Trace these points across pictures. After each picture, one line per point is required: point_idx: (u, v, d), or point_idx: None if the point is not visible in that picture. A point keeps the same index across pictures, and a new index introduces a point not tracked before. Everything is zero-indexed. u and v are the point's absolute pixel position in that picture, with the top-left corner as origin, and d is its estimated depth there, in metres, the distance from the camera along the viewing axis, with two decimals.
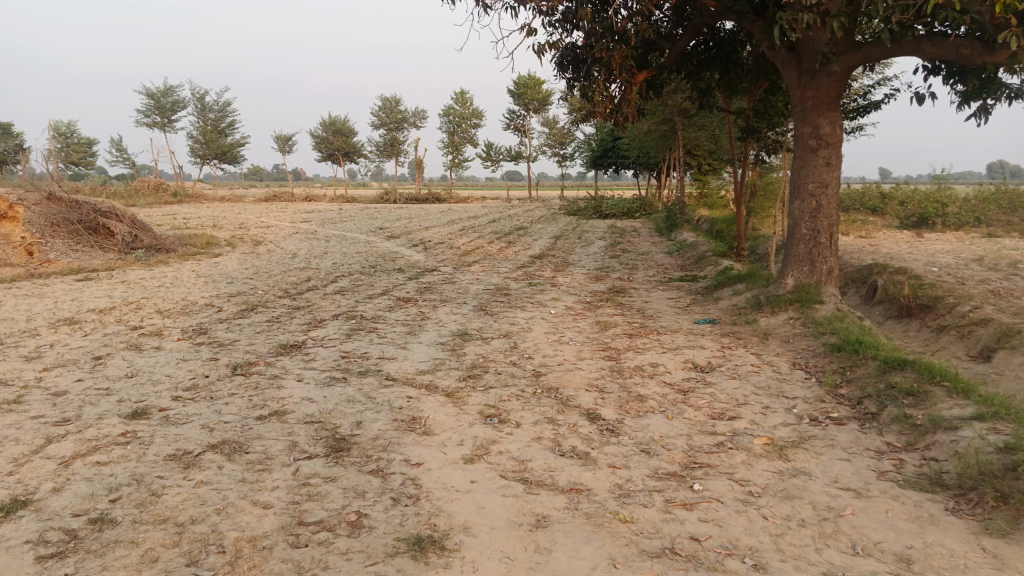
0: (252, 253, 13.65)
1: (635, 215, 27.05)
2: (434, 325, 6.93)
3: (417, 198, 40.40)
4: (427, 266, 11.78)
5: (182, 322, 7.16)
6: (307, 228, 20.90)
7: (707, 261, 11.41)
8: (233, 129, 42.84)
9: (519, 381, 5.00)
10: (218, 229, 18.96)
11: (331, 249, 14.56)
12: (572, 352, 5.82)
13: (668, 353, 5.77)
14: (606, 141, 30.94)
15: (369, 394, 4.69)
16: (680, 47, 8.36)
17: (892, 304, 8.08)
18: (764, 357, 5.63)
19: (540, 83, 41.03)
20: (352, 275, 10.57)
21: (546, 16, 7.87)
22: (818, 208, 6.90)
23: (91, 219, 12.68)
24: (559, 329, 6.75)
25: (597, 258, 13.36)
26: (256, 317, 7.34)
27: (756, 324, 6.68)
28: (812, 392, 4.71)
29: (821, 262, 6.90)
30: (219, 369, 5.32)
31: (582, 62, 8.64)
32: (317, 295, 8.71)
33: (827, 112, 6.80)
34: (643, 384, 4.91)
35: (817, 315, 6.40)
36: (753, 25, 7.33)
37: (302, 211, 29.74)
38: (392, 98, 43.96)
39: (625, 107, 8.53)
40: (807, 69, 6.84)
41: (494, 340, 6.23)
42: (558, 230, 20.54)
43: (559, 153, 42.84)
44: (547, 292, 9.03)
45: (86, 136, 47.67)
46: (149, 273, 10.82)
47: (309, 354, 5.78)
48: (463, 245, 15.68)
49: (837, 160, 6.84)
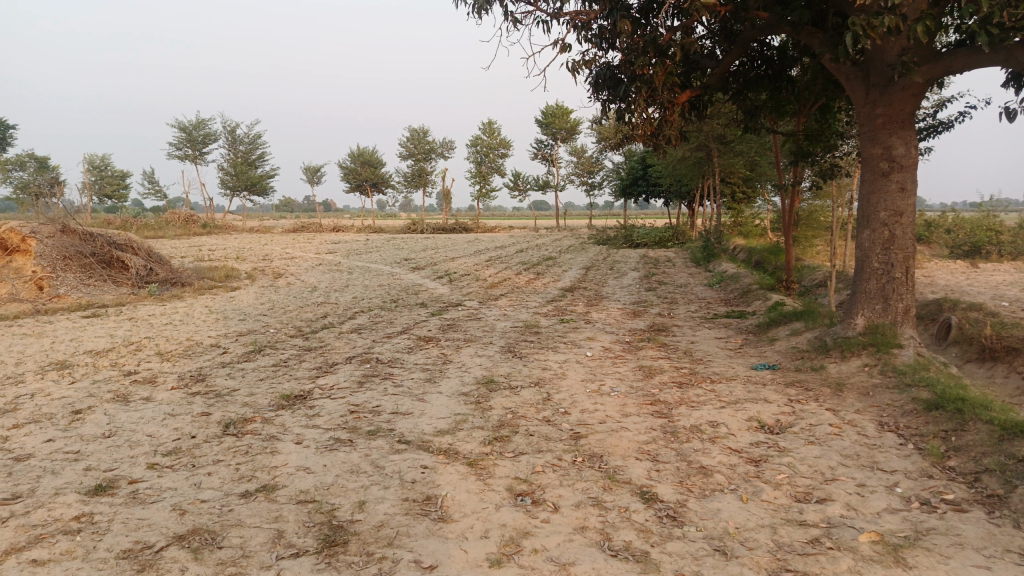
0: (271, 287, 13.10)
1: (667, 244, 26.24)
2: (457, 370, 6.17)
3: (444, 227, 40.00)
4: (452, 300, 11.10)
5: (182, 367, 6.51)
6: (331, 258, 20.42)
7: (754, 295, 10.57)
8: (263, 160, 43.08)
9: (555, 446, 4.21)
10: (241, 261, 18.58)
11: (353, 282, 14.00)
12: (615, 407, 5.02)
13: (728, 409, 4.93)
14: (636, 169, 30.26)
15: (376, 463, 3.94)
16: (727, 65, 7.63)
17: (971, 346, 7.15)
18: (844, 415, 4.77)
19: (567, 112, 40.66)
20: (371, 311, 9.92)
21: (581, 31, 7.22)
22: (891, 239, 6.06)
23: (105, 252, 12.30)
24: (598, 375, 5.97)
25: (632, 291, 12.61)
26: (263, 361, 6.67)
27: (824, 372, 5.83)
28: (914, 463, 3.85)
29: (896, 299, 6.03)
30: (210, 428, 4.62)
31: (620, 82, 7.94)
32: (332, 334, 8.02)
33: (901, 131, 6.00)
34: (704, 451, 4.10)
35: (897, 362, 5.54)
36: (811, 38, 6.61)
37: (329, 242, 29.47)
38: (419, 127, 43.86)
39: (666, 129, 7.81)
40: (875, 84, 6.09)
41: (525, 391, 5.46)
42: (589, 261, 19.75)
43: (587, 182, 42.26)
44: (582, 330, 8.27)
45: (120, 170, 48.33)
46: (160, 309, 10.29)
47: (313, 408, 5.05)
48: (490, 277, 15.02)
49: (912, 184, 6.01)
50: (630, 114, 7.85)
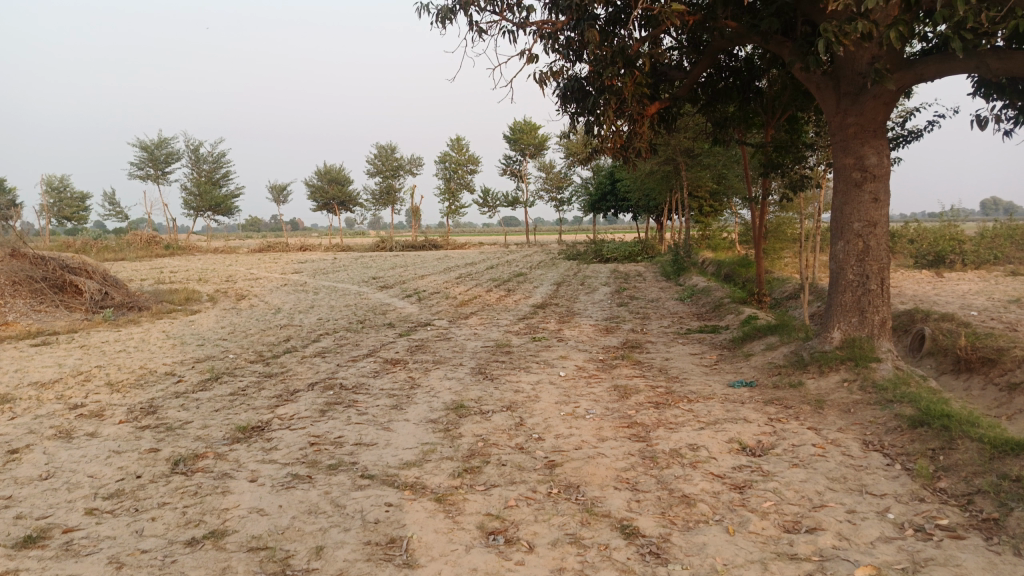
0: (233, 309, 12.69)
1: (637, 258, 26.25)
2: (425, 395, 5.89)
3: (413, 244, 39.67)
4: (420, 320, 10.82)
5: (133, 398, 6.14)
6: (297, 279, 19.97)
7: (726, 309, 10.47)
8: (228, 180, 42.37)
9: (529, 477, 3.97)
10: (204, 283, 18.04)
11: (319, 303, 13.63)
12: (591, 431, 4.79)
13: (707, 431, 4.73)
14: (604, 184, 30.34)
15: (336, 501, 3.65)
16: (695, 76, 7.54)
17: (946, 358, 7.08)
18: (827, 434, 4.60)
19: (535, 128, 40.77)
20: (336, 333, 9.60)
21: (548, 41, 7.07)
22: (866, 250, 5.96)
23: (57, 276, 11.80)
24: (572, 397, 5.75)
25: (604, 306, 12.45)
26: (219, 390, 6.32)
27: (803, 388, 5.67)
28: (902, 485, 3.69)
29: (872, 311, 5.92)
30: (157, 466, 4.29)
31: (588, 95, 7.79)
32: (294, 359, 7.68)
33: (872, 141, 5.93)
34: (686, 478, 3.88)
35: (877, 377, 5.41)
36: (779, 47, 6.55)
37: (296, 261, 28.97)
38: (386, 145, 43.57)
39: (635, 141, 7.68)
40: (846, 93, 6.02)
41: (496, 415, 5.21)
42: (559, 276, 19.59)
43: (556, 198, 42.27)
44: (554, 348, 8.05)
45: (79, 192, 47.11)
46: (115, 335, 9.84)
47: (270, 441, 4.74)
48: (459, 295, 14.76)
49: (885, 194, 5.93)
50: (599, 127, 7.70)
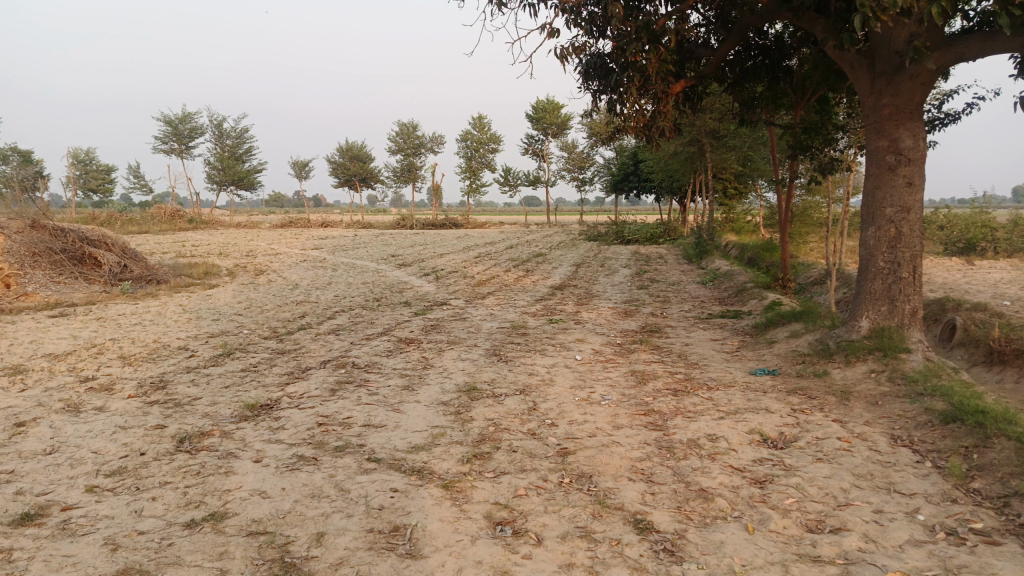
0: (251, 285, 12.65)
1: (659, 240, 25.92)
2: (437, 377, 5.77)
3: (434, 222, 39.57)
4: (436, 299, 10.70)
5: (144, 372, 6.09)
6: (317, 255, 19.93)
7: (749, 294, 10.23)
8: (250, 155, 42.45)
9: (540, 465, 3.83)
10: (224, 257, 18.06)
11: (336, 279, 13.56)
12: (606, 418, 4.64)
13: (727, 421, 4.56)
14: (627, 165, 29.95)
15: (340, 485, 3.54)
16: (723, 53, 7.26)
17: (977, 349, 6.81)
18: (852, 428, 4.41)
19: (558, 107, 40.32)
20: (352, 310, 9.51)
21: (571, 16, 6.83)
22: (898, 236, 5.71)
23: (76, 248, 11.82)
24: (587, 382, 5.60)
25: (623, 288, 12.25)
26: (231, 366, 6.24)
27: (828, 378, 5.46)
28: (933, 485, 3.50)
29: (902, 301, 5.68)
30: (162, 444, 4.22)
31: (610, 72, 7.53)
32: (308, 336, 7.59)
33: (908, 122, 5.65)
34: (703, 471, 3.72)
35: (907, 369, 5.19)
36: (812, 24, 6.26)
37: (316, 238, 29.01)
38: (408, 122, 43.34)
39: (660, 121, 7.43)
40: (882, 72, 5.73)
41: (509, 399, 5.08)
42: (579, 257, 19.37)
43: (577, 178, 41.86)
44: (571, 331, 7.89)
45: (105, 164, 47.46)
46: (132, 308, 9.82)
47: (278, 420, 4.65)
48: (477, 274, 14.62)
49: (920, 178, 5.66)
50: (621, 105, 7.45)
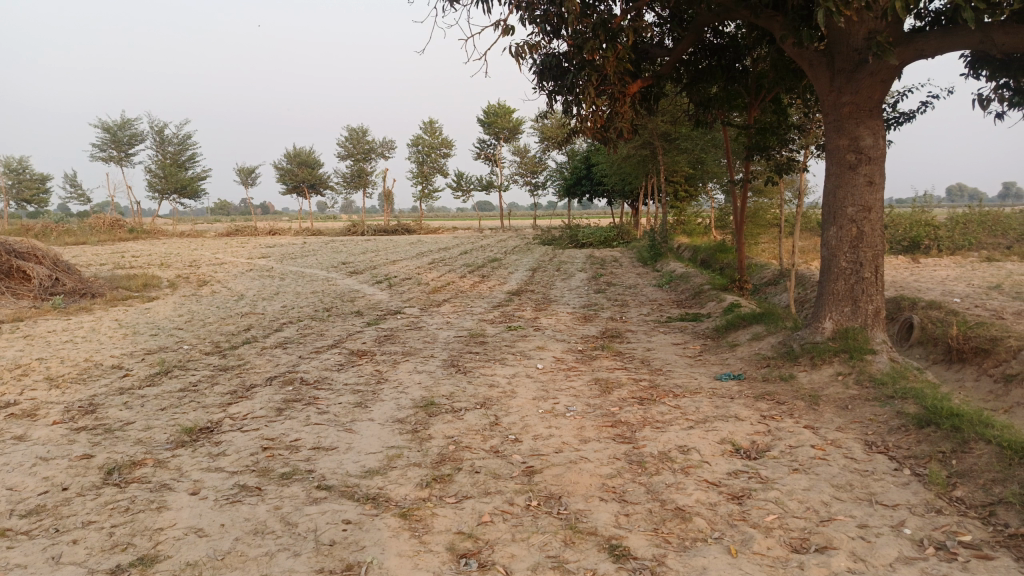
0: (194, 296, 12.09)
1: (612, 244, 25.97)
2: (392, 391, 5.45)
3: (386, 228, 39.02)
4: (389, 307, 10.36)
5: (72, 395, 5.62)
6: (264, 264, 19.29)
7: (707, 296, 10.17)
8: (194, 162, 41.21)
9: (505, 487, 3.57)
10: (166, 268, 17.35)
11: (284, 289, 13.08)
12: (572, 431, 4.41)
13: (697, 430, 4.37)
14: (580, 169, 30.01)
15: (287, 519, 3.22)
16: (679, 53, 7.15)
17: (936, 347, 6.82)
18: (825, 434, 4.27)
19: (509, 111, 40.23)
20: (301, 321, 9.11)
21: (524, 12, 6.61)
22: (859, 236, 5.63)
23: (3, 261, 11.10)
24: (550, 392, 5.36)
25: (581, 293, 12.10)
26: (169, 385, 5.82)
27: (795, 382, 5.34)
28: (915, 494, 3.36)
29: (865, 301, 5.61)
30: (87, 476, 3.82)
31: (566, 72, 7.34)
32: (253, 350, 7.19)
33: (868, 121, 5.59)
34: (678, 487, 3.51)
35: (874, 371, 5.10)
36: (770, 21, 6.19)
37: (264, 246, 28.22)
38: (358, 127, 42.66)
39: (617, 121, 7.26)
40: (841, 70, 5.67)
41: (469, 414, 4.81)
42: (535, 262, 19.22)
43: (530, 182, 41.81)
44: (530, 338, 7.66)
45: (39, 174, 45.44)
46: (63, 325, 9.21)
47: (218, 445, 4.29)
48: (431, 280, 14.30)
49: (880, 177, 5.60)
50: (578, 106, 7.27)
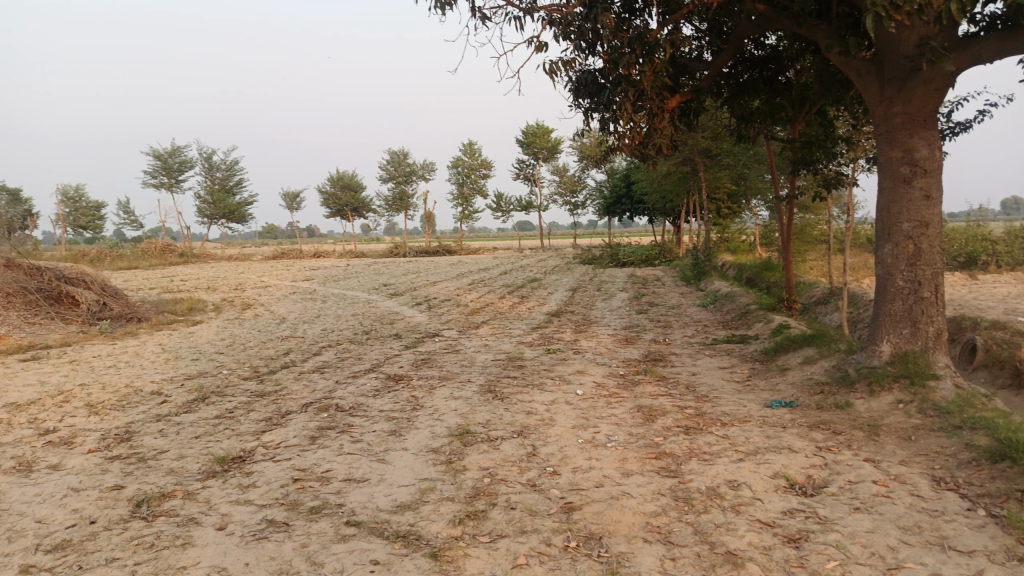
0: (236, 320, 12.21)
1: (654, 262, 25.61)
2: (427, 419, 5.30)
3: (427, 250, 39.26)
4: (428, 330, 10.26)
5: (110, 422, 5.61)
6: (307, 287, 19.48)
7: (753, 316, 9.82)
8: (241, 187, 42.18)
9: (542, 525, 3.37)
10: (212, 291, 17.61)
11: (325, 312, 13.13)
12: (613, 463, 4.19)
13: (747, 463, 4.11)
14: (620, 188, 29.77)
15: (313, 558, 3.08)
16: (719, 66, 6.94)
17: (1003, 371, 6.40)
18: (888, 469, 3.96)
19: (548, 131, 40.26)
20: (339, 345, 9.06)
21: (559, 29, 6.50)
22: (917, 253, 5.31)
23: (53, 287, 11.37)
24: (591, 420, 5.14)
25: (622, 314, 11.85)
26: (204, 412, 5.77)
27: (851, 410, 5.03)
28: (993, 539, 3.06)
29: (925, 322, 5.27)
30: (116, 509, 3.75)
31: (602, 88, 7.19)
32: (290, 375, 7.14)
33: (923, 131, 5.30)
34: (728, 527, 3.27)
35: (938, 399, 4.76)
36: (813, 30, 5.93)
37: (308, 268, 28.58)
38: (399, 150, 43.20)
39: (656, 137, 7.06)
40: (891, 79, 5.38)
41: (506, 444, 4.63)
42: (575, 282, 19.01)
43: (570, 201, 41.66)
44: (570, 362, 7.45)
45: (95, 201, 47.03)
46: (108, 349, 9.33)
47: (249, 476, 4.18)
48: (470, 302, 14.21)
49: (938, 191, 5.28)
50: (615, 123, 7.10)
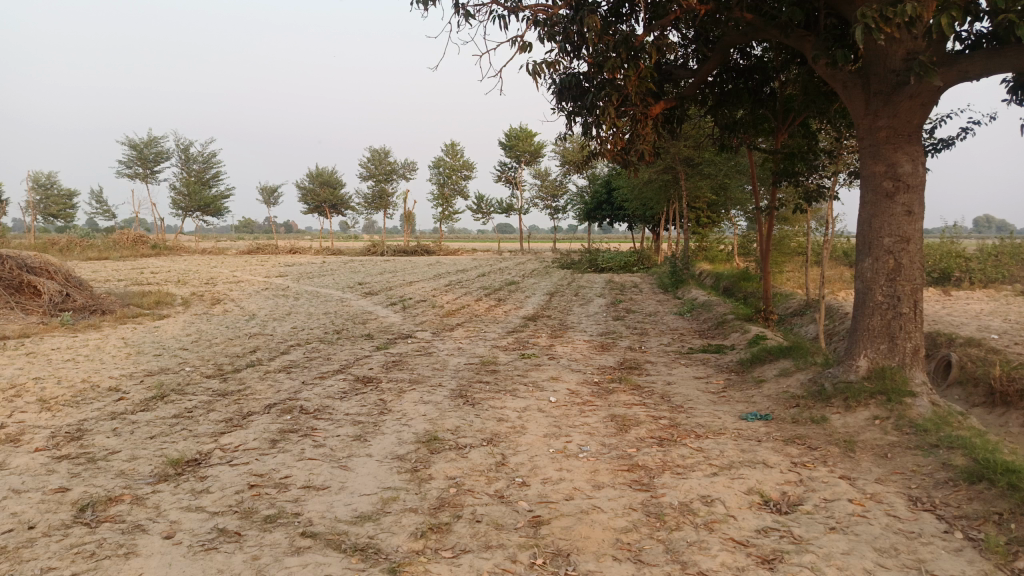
0: (205, 315, 11.91)
1: (632, 269, 25.62)
2: (394, 424, 5.13)
3: (405, 249, 38.96)
4: (401, 331, 10.08)
5: (62, 419, 5.36)
6: (281, 283, 19.17)
7: (730, 326, 9.77)
8: (218, 181, 41.57)
9: (508, 540, 3.22)
10: (182, 285, 17.26)
11: (297, 309, 12.87)
12: (584, 475, 4.05)
13: (722, 478, 4.00)
14: (600, 193, 29.77)
15: (263, 572, 2.90)
16: (704, 74, 6.87)
17: (977, 388, 6.38)
18: (864, 487, 3.87)
19: (531, 134, 40.21)
20: (308, 344, 8.84)
21: (544, 29, 6.37)
22: (896, 268, 5.25)
23: (14, 276, 11.00)
24: (562, 429, 5.01)
25: (599, 320, 11.76)
26: (162, 411, 5.54)
27: (827, 425, 4.95)
28: (970, 564, 2.97)
29: (903, 338, 5.22)
30: (58, 514, 3.53)
31: (586, 92, 7.08)
32: (255, 374, 6.91)
33: (906, 146, 5.24)
34: (701, 546, 3.15)
35: (914, 416, 4.69)
36: (801, 41, 5.92)
37: (283, 265, 28.15)
38: (380, 148, 42.88)
39: (639, 144, 6.96)
40: (877, 92, 5.33)
41: (475, 452, 4.47)
42: (553, 286, 18.91)
43: (550, 205, 41.63)
44: (544, 368, 7.31)
45: (67, 189, 46.04)
46: (68, 342, 9.02)
47: (203, 481, 3.99)
48: (446, 303, 14.04)
49: (919, 207, 5.23)
50: (597, 127, 6.99)
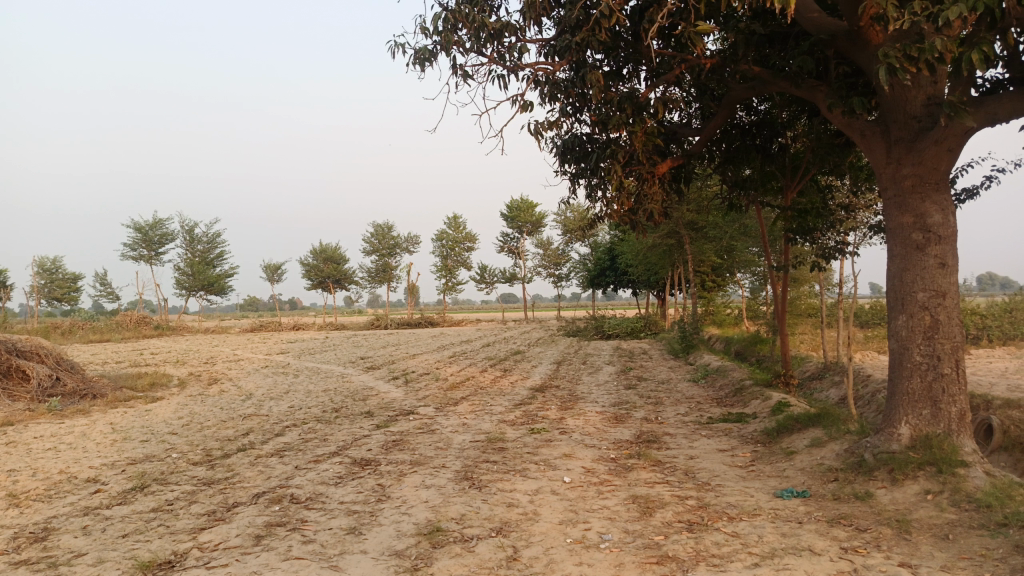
0: (200, 396, 11.45)
1: (640, 335, 25.19)
2: (394, 513, 4.64)
3: (410, 322, 38.67)
4: (403, 407, 9.61)
5: (29, 517, 4.88)
6: (281, 360, 18.74)
7: (748, 393, 9.27)
8: (222, 259, 41.66)
9: None
10: (180, 366, 16.85)
11: (296, 387, 12.45)
12: (608, 571, 3.56)
13: (765, 570, 3.50)
14: (603, 260, 29.65)
15: None
16: (711, 130, 6.65)
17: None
18: None
19: (532, 206, 40.52)
20: (305, 424, 8.38)
21: (544, 88, 6.20)
22: (934, 325, 4.85)
23: (3, 360, 10.64)
24: (579, 514, 4.52)
25: (610, 389, 11.27)
26: (140, 505, 5.07)
27: (873, 502, 4.46)
28: None
29: (947, 402, 4.77)
30: None
31: (590, 153, 6.86)
32: (246, 459, 6.45)
33: (934, 195, 4.94)
34: None
35: (972, 489, 4.20)
36: (813, 92, 5.71)
37: (285, 342, 27.74)
38: (383, 223, 43.13)
39: (647, 205, 6.67)
40: (899, 140, 5.07)
41: (483, 545, 3.98)
42: (560, 355, 18.46)
43: (553, 273, 41.49)
44: (556, 444, 6.83)
45: (72, 273, 46.09)
46: (53, 429, 8.57)
47: None
48: (450, 376, 13.59)
49: (953, 259, 4.87)
50: (602, 188, 6.73)
